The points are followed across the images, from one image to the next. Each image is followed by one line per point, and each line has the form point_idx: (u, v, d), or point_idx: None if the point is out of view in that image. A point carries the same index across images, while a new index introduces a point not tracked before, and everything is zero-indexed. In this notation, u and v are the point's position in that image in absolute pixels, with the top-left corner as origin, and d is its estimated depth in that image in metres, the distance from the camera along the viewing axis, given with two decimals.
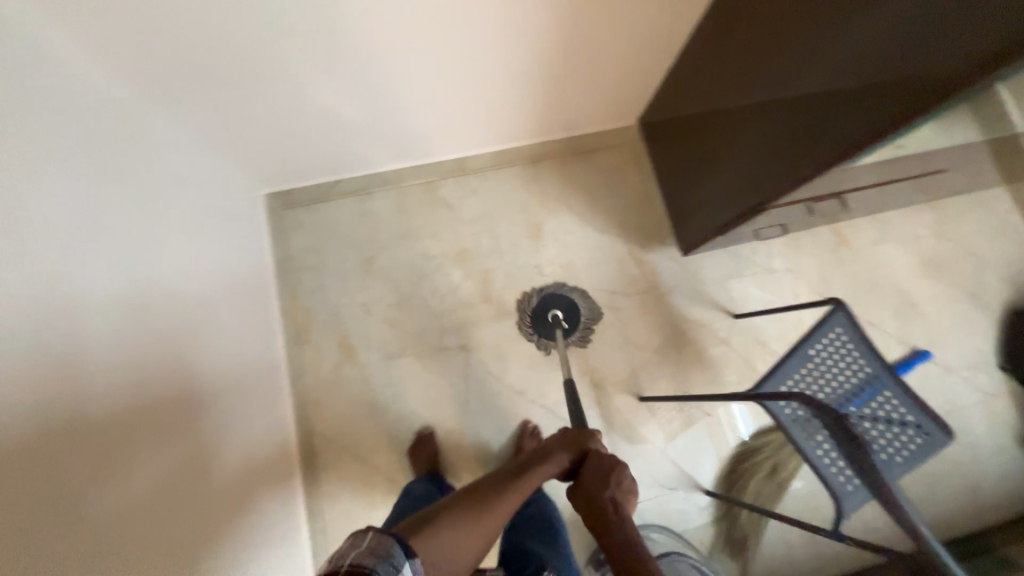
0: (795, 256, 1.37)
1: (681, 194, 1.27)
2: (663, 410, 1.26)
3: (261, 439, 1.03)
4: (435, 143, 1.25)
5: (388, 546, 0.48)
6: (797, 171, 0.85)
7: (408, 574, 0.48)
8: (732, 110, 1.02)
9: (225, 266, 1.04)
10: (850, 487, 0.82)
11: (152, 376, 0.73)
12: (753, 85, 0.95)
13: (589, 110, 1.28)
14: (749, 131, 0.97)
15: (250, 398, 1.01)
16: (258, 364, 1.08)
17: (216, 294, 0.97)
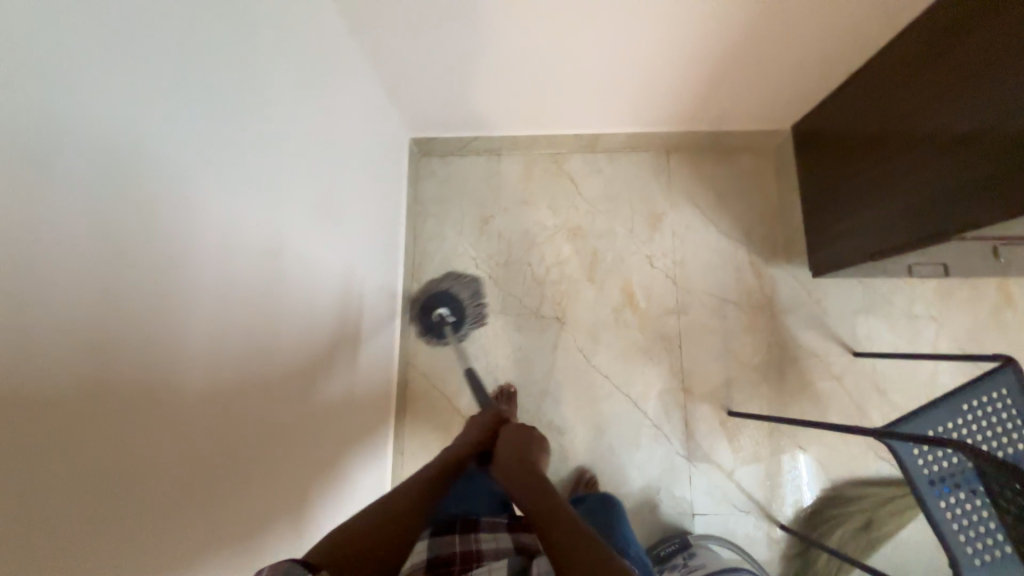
0: (944, 304, 1.21)
1: (823, 212, 1.17)
2: (751, 431, 1.19)
3: (374, 367, 1.12)
4: (574, 115, 1.26)
5: (284, 564, 0.46)
6: (984, 208, 0.75)
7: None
8: (910, 127, 0.91)
9: (369, 206, 1.11)
10: (976, 560, 0.75)
11: (281, 333, 0.73)
12: (942, 104, 0.84)
13: (742, 107, 1.21)
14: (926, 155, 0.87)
15: (368, 330, 1.10)
16: (381, 298, 1.18)
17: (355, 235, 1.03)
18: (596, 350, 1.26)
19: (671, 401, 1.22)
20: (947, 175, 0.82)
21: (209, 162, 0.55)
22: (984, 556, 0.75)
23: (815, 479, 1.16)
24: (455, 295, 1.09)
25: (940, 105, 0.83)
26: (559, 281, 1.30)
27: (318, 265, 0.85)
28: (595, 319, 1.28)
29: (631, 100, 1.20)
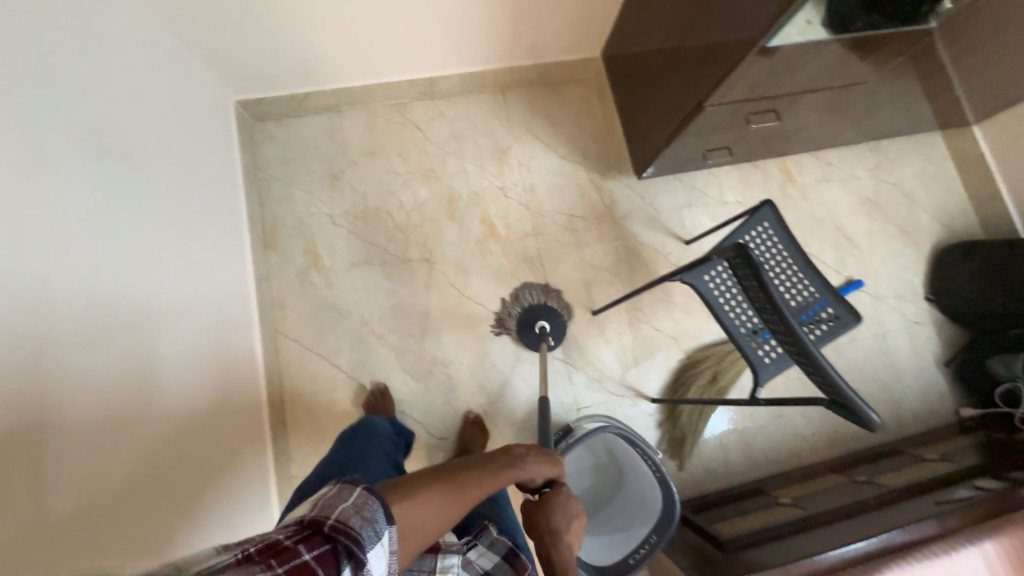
0: (744, 189, 1.46)
1: (631, 121, 1.32)
2: (616, 324, 1.33)
3: (229, 340, 1.06)
4: (403, 60, 1.29)
5: (372, 509, 0.48)
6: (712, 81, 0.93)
7: (386, 540, 0.48)
8: (666, 35, 1.07)
9: (190, 173, 1.04)
10: (767, 360, 0.92)
11: (48, 334, 0.63)
12: (680, 12, 1.01)
13: (555, 37, 1.33)
14: (678, 55, 1.04)
15: (212, 304, 1.03)
16: (229, 268, 1.12)
17: (173, 211, 0.95)
18: (468, 282, 1.31)
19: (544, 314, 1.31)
20: (692, 66, 1.00)
21: None
22: (771, 354, 0.92)
23: (671, 352, 1.33)
24: (555, 313, 1.29)
25: (681, 12, 1.00)
26: (422, 224, 1.33)
27: (108, 253, 0.76)
28: (462, 254, 1.32)
29: (452, 39, 1.25)
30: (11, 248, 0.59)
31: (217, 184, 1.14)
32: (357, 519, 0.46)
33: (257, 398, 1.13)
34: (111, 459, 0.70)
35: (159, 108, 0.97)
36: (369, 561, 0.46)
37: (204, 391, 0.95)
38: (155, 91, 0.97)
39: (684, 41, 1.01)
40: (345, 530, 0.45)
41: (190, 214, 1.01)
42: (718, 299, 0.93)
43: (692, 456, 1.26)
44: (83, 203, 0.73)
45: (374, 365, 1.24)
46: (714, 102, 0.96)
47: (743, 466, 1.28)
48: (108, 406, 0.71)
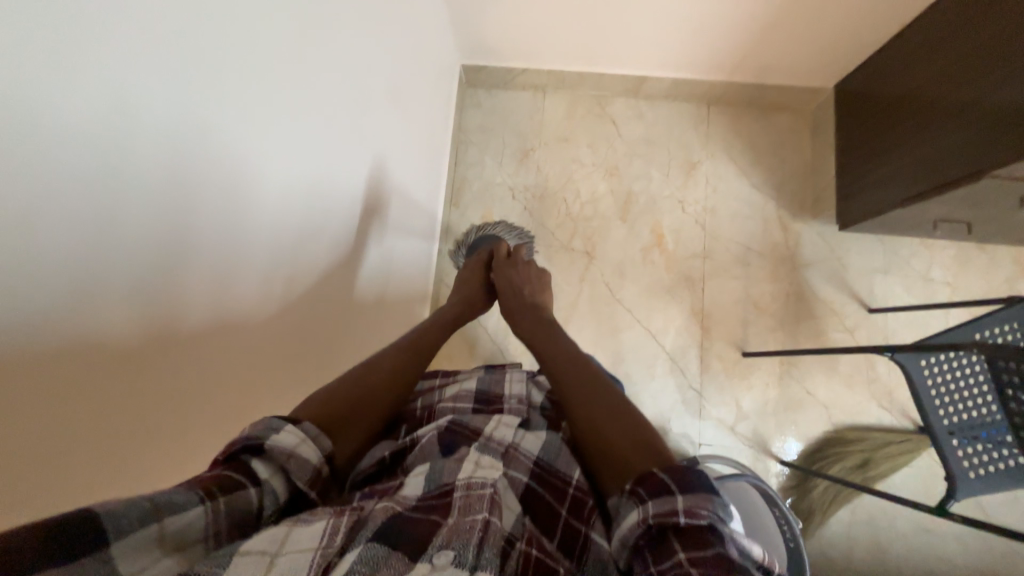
0: (959, 270, 1.27)
1: (857, 167, 1.20)
2: (763, 372, 1.25)
3: (413, 271, 1.16)
4: (622, 54, 1.30)
5: (264, 423, 0.43)
6: (1001, 153, 0.82)
7: (290, 440, 0.43)
8: (939, 91, 0.97)
9: (424, 123, 1.15)
10: (972, 475, 0.81)
11: (323, 237, 0.72)
12: (969, 70, 0.90)
13: (789, 58, 1.25)
14: (954, 114, 0.93)
15: (409, 240, 1.12)
16: (425, 213, 1.22)
17: (406, 154, 1.05)
18: (622, 285, 1.31)
19: (689, 339, 1.28)
20: (972, 131, 0.89)
21: (249, 44, 0.50)
22: (978, 471, 0.81)
23: (817, 420, 1.22)
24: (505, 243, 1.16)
25: (971, 70, 0.90)
26: (592, 217, 1.35)
27: (366, 182, 0.85)
28: (624, 257, 1.32)
29: (681, 41, 1.22)
30: (307, 165, 0.65)
31: (437, 139, 1.26)
32: (249, 433, 0.41)
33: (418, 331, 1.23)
34: (334, 358, 0.79)
35: (417, 61, 1.06)
36: (286, 450, 0.42)
37: (391, 318, 1.05)
38: (419, 48, 1.07)
39: (967, 100, 0.90)
40: (246, 439, 0.41)
41: (416, 158, 1.12)
42: (932, 392, 0.82)
43: (815, 534, 1.17)
44: (364, 134, 0.82)
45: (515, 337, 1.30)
46: (1002, 173, 0.83)
47: (868, 568, 1.15)
48: (329, 308, 0.76)
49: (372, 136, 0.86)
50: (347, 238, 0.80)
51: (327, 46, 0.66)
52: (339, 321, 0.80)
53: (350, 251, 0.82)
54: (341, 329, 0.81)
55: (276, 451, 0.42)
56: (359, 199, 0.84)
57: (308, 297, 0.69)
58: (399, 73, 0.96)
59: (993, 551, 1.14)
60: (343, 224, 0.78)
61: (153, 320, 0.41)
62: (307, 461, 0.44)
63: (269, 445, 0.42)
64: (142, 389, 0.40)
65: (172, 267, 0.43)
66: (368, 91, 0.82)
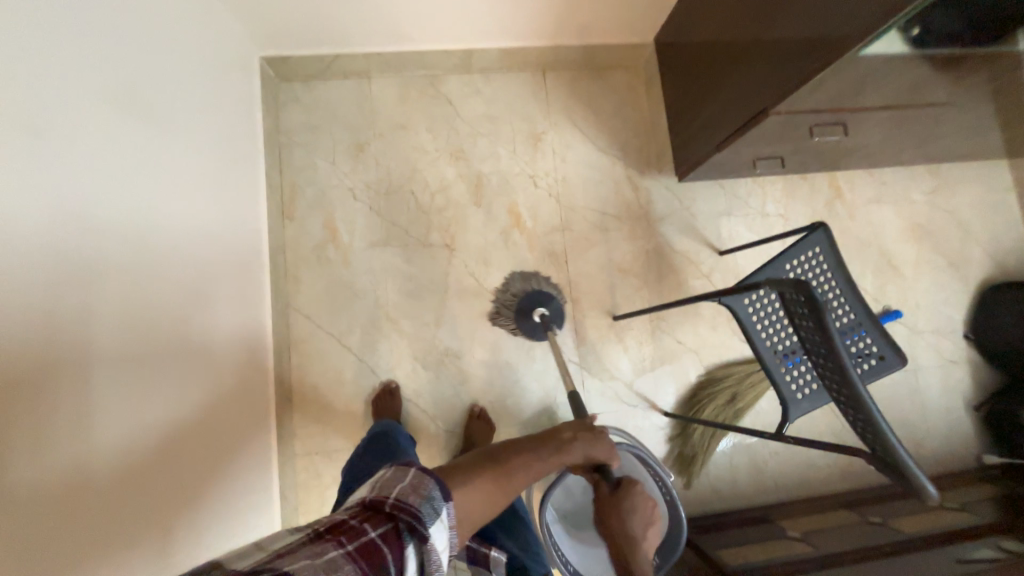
0: (788, 201, 1.36)
1: (685, 115, 1.20)
2: (637, 332, 1.28)
3: (246, 330, 1.04)
4: (440, 27, 1.20)
5: (429, 487, 0.49)
6: (781, 90, 0.86)
7: (444, 517, 0.49)
8: (729, 38, 1.00)
9: (213, 132, 0.99)
10: (800, 396, 0.87)
11: (80, 316, 0.62)
12: (748, 14, 0.94)
13: (606, 17, 1.22)
14: (741, 59, 0.97)
15: (237, 300, 1.02)
16: (255, 268, 1.10)
17: (214, 199, 0.97)
18: (487, 273, 1.25)
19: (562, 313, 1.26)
20: (756, 72, 0.93)
21: None
22: (804, 391, 0.87)
23: (690, 365, 1.28)
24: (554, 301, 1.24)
25: (748, 14, 0.93)
26: (446, 206, 1.27)
27: (161, 244, 0.79)
28: (485, 243, 1.27)
29: (497, 11, 1.15)
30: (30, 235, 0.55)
31: (241, 144, 1.09)
32: (421, 504, 0.47)
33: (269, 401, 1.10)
34: (160, 452, 0.74)
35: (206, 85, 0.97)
36: (433, 535, 0.47)
37: (231, 387, 0.96)
38: (185, 49, 0.91)
39: (749, 43, 0.94)
40: (415, 518, 0.46)
41: (210, 177, 0.96)
42: (758, 327, 0.86)
43: (702, 473, 1.23)
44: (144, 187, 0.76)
45: (385, 350, 1.20)
46: (783, 109, 0.88)
47: (750, 491, 1.24)
48: (114, 392, 0.66)
49: (146, 192, 0.77)
50: (150, 318, 0.75)
51: (44, 100, 0.58)
52: (158, 402, 0.75)
53: (145, 343, 0.73)
54: (163, 412, 0.76)
55: (426, 544, 0.47)
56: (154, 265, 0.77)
57: (70, 389, 0.59)
58: (188, 111, 0.90)
59: None
60: (124, 312, 0.69)
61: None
62: (436, 562, 0.48)
63: (427, 531, 0.47)
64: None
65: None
66: (136, 138, 0.75)
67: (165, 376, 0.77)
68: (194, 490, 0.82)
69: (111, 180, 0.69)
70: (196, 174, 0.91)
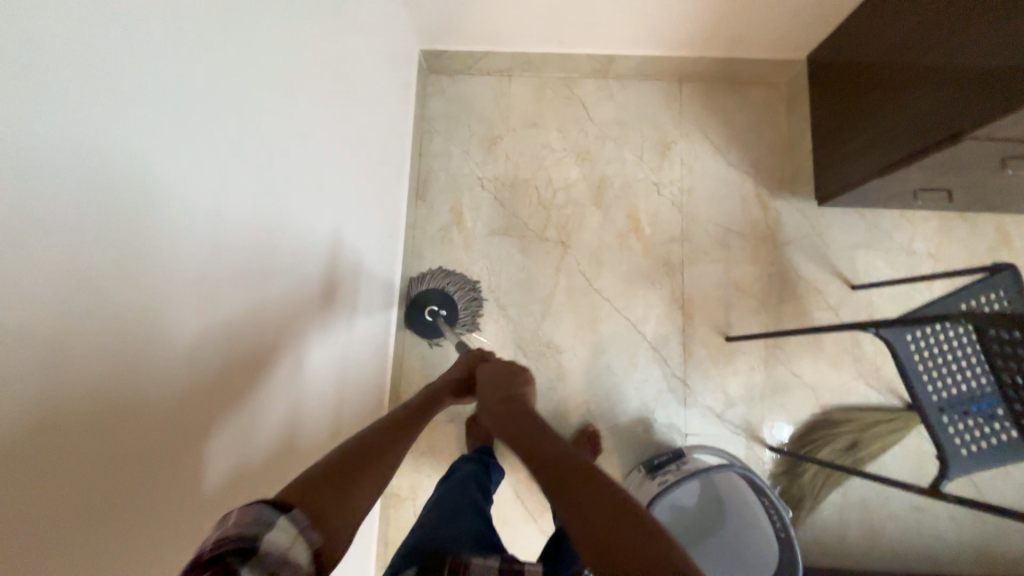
0: (941, 241, 1.23)
1: (834, 136, 1.14)
2: (749, 357, 1.21)
3: (375, 319, 1.11)
4: (587, 33, 1.23)
5: (253, 509, 0.41)
6: (976, 114, 0.78)
7: (282, 523, 0.41)
8: (907, 58, 0.93)
9: (378, 116, 1.09)
10: (964, 453, 0.78)
11: (267, 303, 0.68)
12: (934, 36, 0.87)
13: (761, 31, 1.19)
14: (920, 81, 0.90)
15: (373, 290, 1.09)
16: (388, 253, 1.17)
17: (365, 198, 1.04)
18: (599, 274, 1.26)
19: (670, 325, 1.23)
20: (940, 97, 0.85)
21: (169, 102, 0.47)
22: (970, 448, 0.77)
23: (805, 402, 1.19)
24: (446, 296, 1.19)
25: (935, 36, 0.87)
26: (566, 204, 1.29)
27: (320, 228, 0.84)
28: (601, 244, 1.27)
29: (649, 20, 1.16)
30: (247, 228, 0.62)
31: (395, 128, 1.19)
32: (239, 527, 0.39)
33: (385, 375, 1.17)
34: (300, 431, 0.80)
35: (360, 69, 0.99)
36: (274, 546, 0.39)
37: (356, 366, 1.01)
38: (361, 33, 0.98)
39: (935, 64, 0.87)
40: (238, 536, 0.38)
41: (369, 167, 1.05)
42: (920, 368, 0.78)
43: (806, 520, 1.13)
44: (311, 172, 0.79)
45: (491, 334, 1.24)
46: (976, 136, 0.80)
47: (861, 552, 1.12)
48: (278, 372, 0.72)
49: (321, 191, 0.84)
50: (309, 310, 0.81)
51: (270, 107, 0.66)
52: (298, 382, 0.78)
53: (303, 329, 0.79)
54: (304, 387, 0.81)
55: (272, 553, 0.39)
56: (313, 248, 0.82)
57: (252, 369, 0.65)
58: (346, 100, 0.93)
59: (990, 524, 1.11)
60: (292, 301, 0.76)
61: (88, 411, 0.40)
62: (300, 565, 0.41)
63: (261, 545, 0.39)
64: (86, 502, 0.39)
65: (89, 351, 0.40)
66: (306, 125, 0.77)
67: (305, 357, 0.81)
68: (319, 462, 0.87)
69: (290, 170, 0.73)
70: (348, 159, 0.95)
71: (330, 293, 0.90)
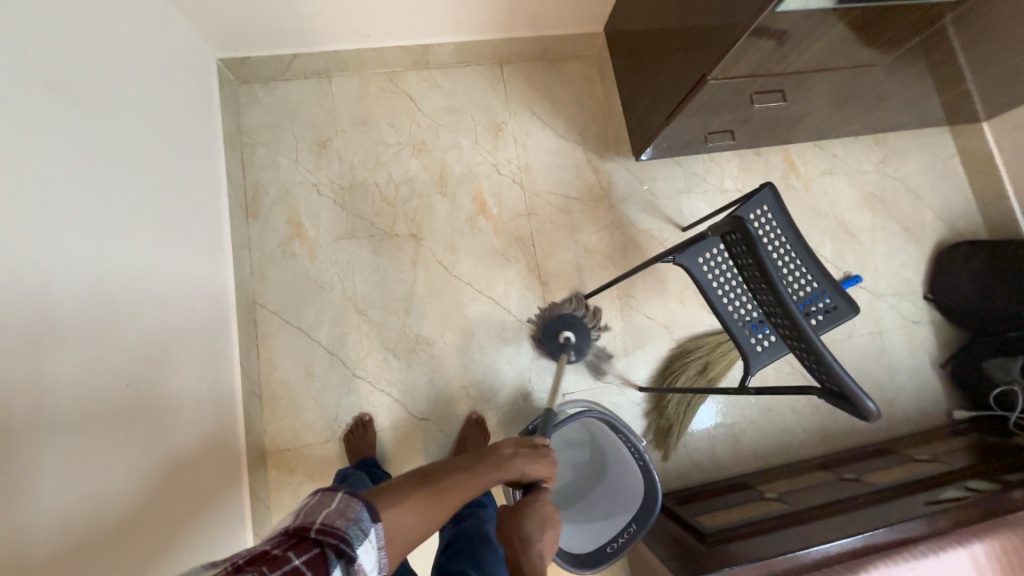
0: (744, 177, 1.41)
1: (634, 104, 1.26)
2: (607, 310, 1.29)
3: (214, 358, 1.02)
4: (394, 24, 1.23)
5: (356, 510, 0.47)
6: (712, 57, 0.90)
7: (371, 539, 0.47)
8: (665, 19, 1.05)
9: (174, 138, 1.00)
10: (760, 349, 0.88)
11: (29, 365, 0.60)
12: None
13: (554, 9, 1.27)
14: (676, 35, 1.01)
15: (205, 331, 1.00)
16: (216, 281, 1.07)
17: (175, 230, 0.95)
18: (456, 260, 1.26)
19: (532, 296, 1.27)
20: (691, 47, 0.97)
21: None
22: (764, 343, 0.88)
23: (661, 341, 1.29)
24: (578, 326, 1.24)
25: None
26: (410, 197, 1.28)
27: (93, 258, 0.73)
28: (452, 231, 1.28)
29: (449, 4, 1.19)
30: None
31: (201, 145, 1.10)
32: (346, 525, 0.45)
33: (238, 412, 1.07)
34: (118, 499, 0.71)
35: (130, 79, 0.88)
36: (361, 560, 0.45)
37: (192, 412, 0.93)
38: (128, 48, 0.89)
39: (682, 19, 0.98)
40: (340, 537, 0.44)
41: (176, 194, 0.97)
42: (713, 284, 0.88)
43: (679, 445, 1.24)
44: (61, 195, 0.68)
45: (355, 342, 1.19)
46: (719, 75, 0.92)
47: (729, 463, 1.25)
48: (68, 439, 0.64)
49: (100, 229, 0.75)
50: (107, 364, 0.73)
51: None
52: (101, 444, 0.70)
53: (99, 384, 0.71)
54: (115, 447, 0.72)
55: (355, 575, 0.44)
56: (102, 295, 0.74)
57: (20, 443, 0.57)
58: (111, 110, 0.82)
59: (821, 409, 1.29)
60: (77, 357, 0.68)
61: None
62: None
63: (354, 558, 0.44)
64: None
65: None
66: (53, 158, 0.68)
67: (94, 408, 0.70)
68: (149, 528, 0.76)
69: (35, 212, 0.64)
70: (130, 181, 0.84)
71: (141, 340, 0.81)
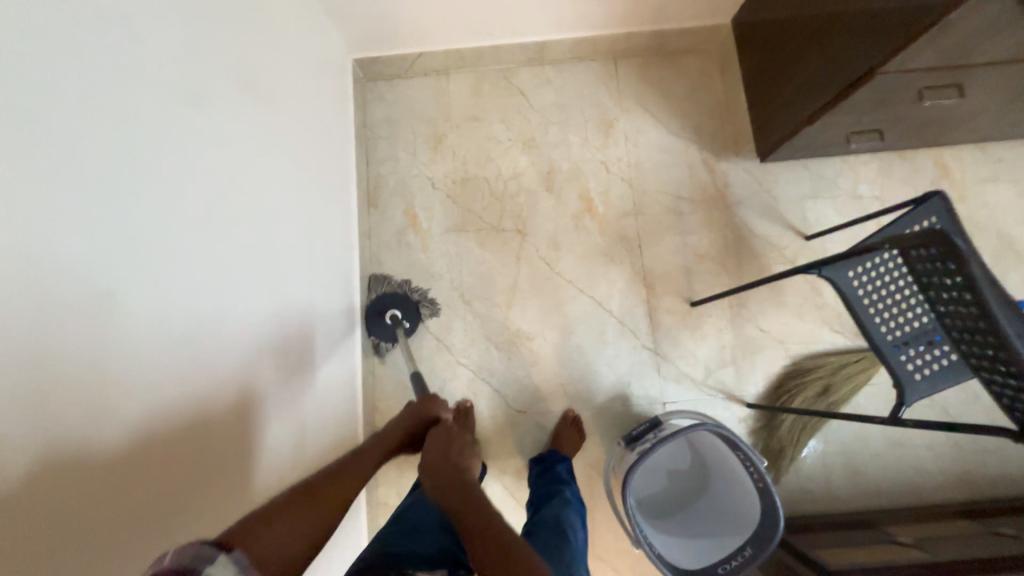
0: (884, 182, 1.26)
1: (767, 98, 1.18)
2: (715, 319, 1.23)
3: (341, 344, 1.10)
4: (514, 21, 1.24)
5: (192, 549, 0.41)
6: (884, 50, 0.81)
7: (226, 562, 0.42)
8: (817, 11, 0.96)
9: (318, 138, 1.08)
10: (917, 377, 0.79)
11: (219, 350, 0.67)
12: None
13: (679, 1, 1.22)
14: (831, 26, 0.92)
15: (335, 319, 1.08)
16: (344, 270, 1.15)
17: (317, 227, 1.04)
18: (559, 257, 1.26)
19: (635, 299, 1.24)
20: (852, 40, 0.88)
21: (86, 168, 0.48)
22: (923, 370, 0.79)
23: (774, 356, 1.20)
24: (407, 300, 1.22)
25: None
26: (517, 192, 1.30)
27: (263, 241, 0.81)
28: (557, 229, 1.28)
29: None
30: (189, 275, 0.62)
31: (337, 141, 1.19)
32: (179, 560, 0.39)
33: (355, 393, 1.15)
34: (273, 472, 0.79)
35: (290, 86, 0.96)
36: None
37: (324, 395, 1.00)
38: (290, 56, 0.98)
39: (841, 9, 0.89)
40: (184, 568, 0.39)
41: (318, 191, 1.06)
42: (865, 301, 0.80)
43: (790, 470, 1.15)
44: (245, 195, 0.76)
45: (459, 331, 1.24)
46: (890, 68, 0.83)
47: (846, 496, 1.14)
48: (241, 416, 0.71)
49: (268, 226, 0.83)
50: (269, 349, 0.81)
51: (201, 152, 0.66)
52: (263, 421, 0.77)
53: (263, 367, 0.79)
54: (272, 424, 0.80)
55: None
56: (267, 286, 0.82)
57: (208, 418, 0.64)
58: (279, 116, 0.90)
59: (965, 450, 1.14)
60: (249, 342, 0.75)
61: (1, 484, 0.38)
62: None
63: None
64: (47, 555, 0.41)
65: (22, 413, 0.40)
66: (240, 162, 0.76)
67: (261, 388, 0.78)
68: None
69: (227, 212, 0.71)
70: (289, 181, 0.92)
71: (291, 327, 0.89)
